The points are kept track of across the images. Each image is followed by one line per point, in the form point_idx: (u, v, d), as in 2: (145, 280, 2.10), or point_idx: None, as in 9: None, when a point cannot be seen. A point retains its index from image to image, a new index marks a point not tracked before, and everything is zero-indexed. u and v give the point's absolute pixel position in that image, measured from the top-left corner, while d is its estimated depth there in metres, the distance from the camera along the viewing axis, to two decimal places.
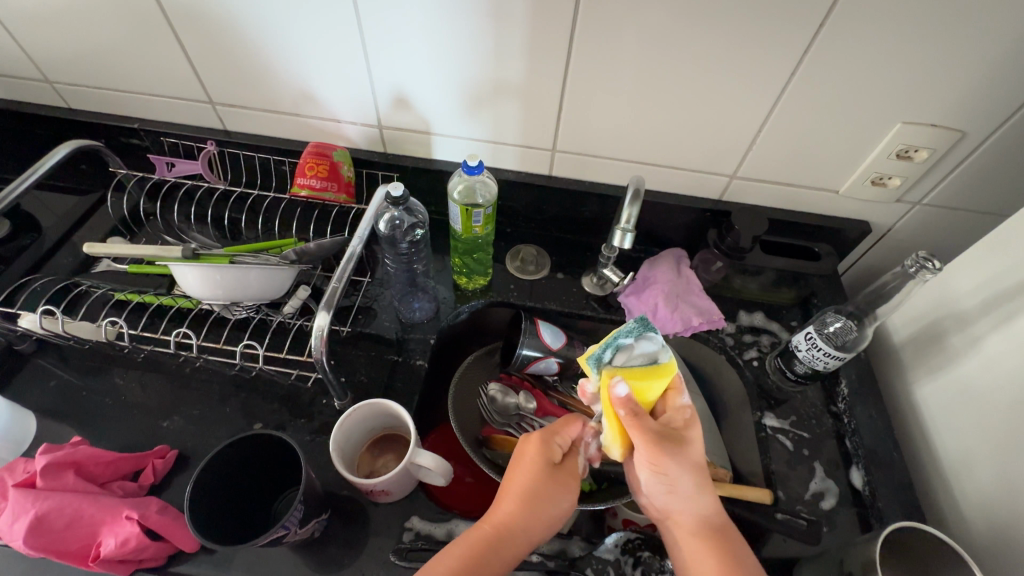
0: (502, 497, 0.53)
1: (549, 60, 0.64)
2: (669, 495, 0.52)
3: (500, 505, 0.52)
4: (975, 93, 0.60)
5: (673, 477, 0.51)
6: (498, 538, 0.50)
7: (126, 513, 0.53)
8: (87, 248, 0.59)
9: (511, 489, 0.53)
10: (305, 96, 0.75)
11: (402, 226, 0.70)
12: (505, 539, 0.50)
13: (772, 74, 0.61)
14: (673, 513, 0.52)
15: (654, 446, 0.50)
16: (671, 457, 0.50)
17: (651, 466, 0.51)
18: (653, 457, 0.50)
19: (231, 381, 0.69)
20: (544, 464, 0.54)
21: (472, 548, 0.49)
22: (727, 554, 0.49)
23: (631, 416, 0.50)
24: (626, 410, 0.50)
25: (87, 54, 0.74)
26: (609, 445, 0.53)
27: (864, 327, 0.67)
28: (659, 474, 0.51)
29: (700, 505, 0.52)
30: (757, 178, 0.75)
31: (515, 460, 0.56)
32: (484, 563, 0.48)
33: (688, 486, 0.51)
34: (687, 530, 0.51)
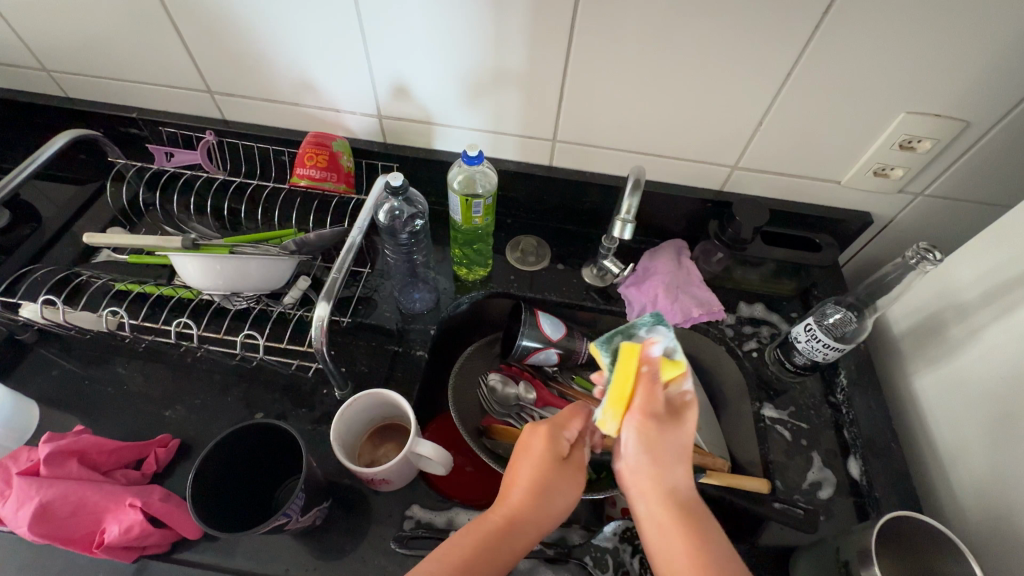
0: (508, 488, 0.53)
1: (551, 48, 0.63)
2: (645, 465, 0.50)
3: (507, 498, 0.52)
4: (981, 83, 0.59)
5: (656, 444, 0.50)
6: (504, 529, 0.50)
7: (129, 500, 0.54)
8: (86, 237, 0.60)
9: (517, 482, 0.52)
10: (305, 85, 0.74)
11: (402, 217, 0.70)
12: (515, 532, 0.50)
13: (774, 65, 0.61)
14: (646, 483, 0.50)
15: (649, 408, 0.50)
16: (658, 426, 0.50)
17: (639, 430, 0.50)
18: (647, 419, 0.50)
19: (233, 371, 0.69)
20: (551, 457, 0.53)
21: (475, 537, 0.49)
22: (697, 535, 0.47)
23: (653, 372, 0.50)
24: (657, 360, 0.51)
25: (84, 42, 0.74)
26: (602, 419, 0.51)
27: (864, 318, 0.67)
28: (642, 442, 0.50)
29: (674, 478, 0.50)
30: (760, 169, 0.74)
31: (519, 451, 0.55)
32: (492, 557, 0.48)
33: (669, 458, 0.50)
34: (657, 502, 0.49)
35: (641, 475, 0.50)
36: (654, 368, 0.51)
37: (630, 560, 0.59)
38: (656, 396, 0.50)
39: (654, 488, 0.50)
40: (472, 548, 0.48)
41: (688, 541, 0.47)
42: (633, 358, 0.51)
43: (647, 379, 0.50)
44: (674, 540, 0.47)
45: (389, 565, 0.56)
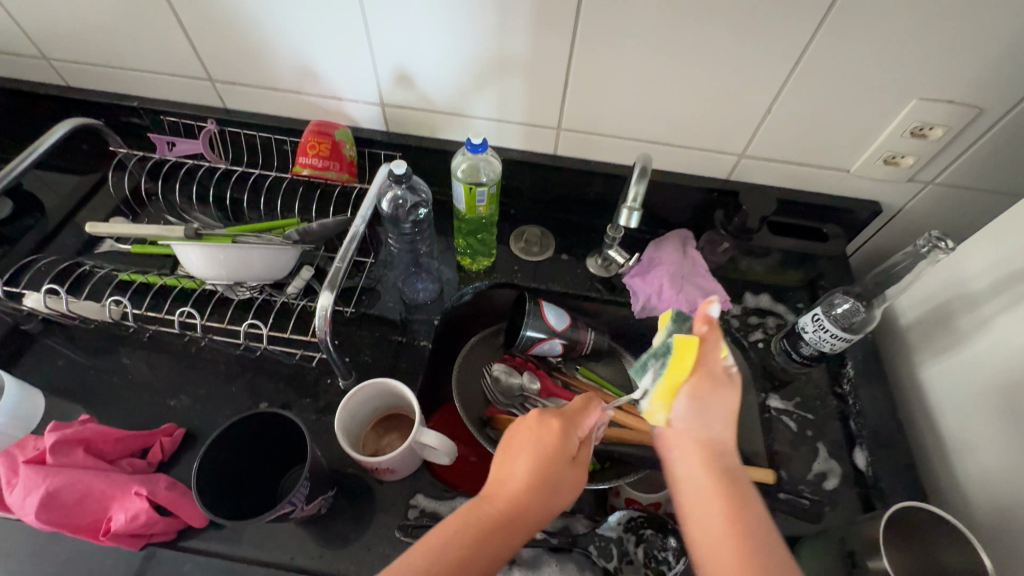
0: (508, 479, 0.48)
1: (556, 34, 0.62)
2: (693, 427, 0.47)
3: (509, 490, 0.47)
4: (996, 68, 0.58)
5: (703, 403, 0.47)
6: (502, 524, 0.45)
7: (135, 489, 0.54)
8: (88, 227, 0.60)
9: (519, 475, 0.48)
10: (306, 72, 0.73)
11: (405, 206, 0.69)
12: (513, 526, 0.45)
13: (783, 51, 0.60)
14: (688, 444, 0.47)
15: (707, 372, 0.47)
16: (711, 383, 0.47)
17: (693, 393, 0.47)
18: (701, 381, 0.47)
19: (237, 361, 0.69)
20: (561, 455, 0.49)
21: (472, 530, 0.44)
22: (738, 502, 0.44)
23: (713, 333, 0.47)
24: (712, 325, 0.48)
25: (84, 29, 0.73)
26: (651, 410, 0.48)
27: (873, 307, 0.66)
28: (695, 404, 0.47)
29: (721, 443, 0.47)
30: (767, 157, 0.73)
31: (522, 439, 0.51)
32: (485, 549, 0.44)
33: (715, 418, 0.47)
34: (698, 464, 0.46)
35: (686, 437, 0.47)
36: (710, 339, 0.47)
37: (634, 550, 0.58)
38: (713, 357, 0.47)
39: (698, 452, 0.46)
40: (468, 543, 0.44)
41: (731, 510, 0.43)
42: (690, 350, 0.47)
43: (705, 357, 0.47)
44: (715, 505, 0.44)
45: (394, 554, 0.56)
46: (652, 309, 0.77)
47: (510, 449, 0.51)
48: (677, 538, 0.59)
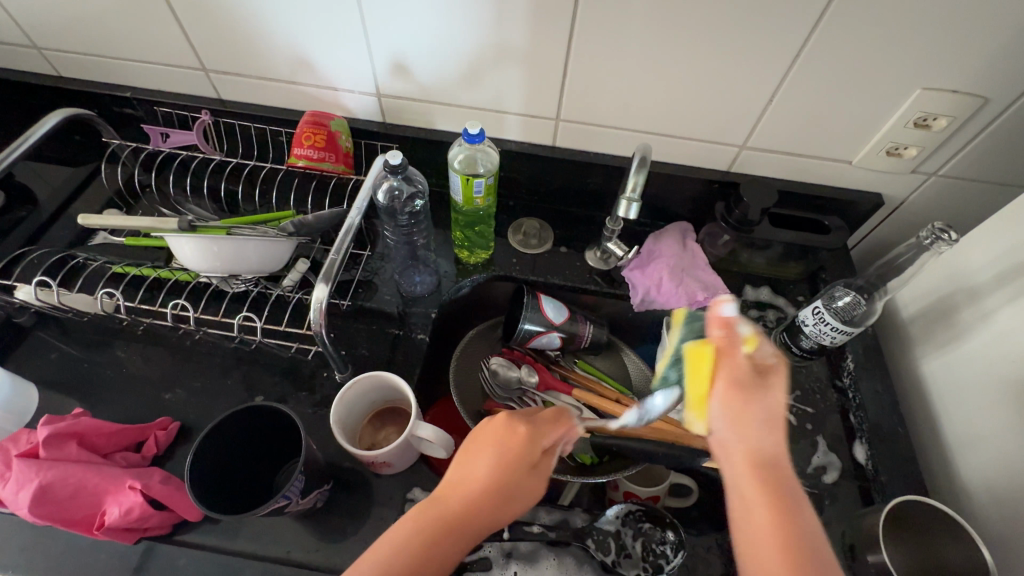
0: (465, 483, 0.47)
1: (555, 22, 0.61)
2: (735, 435, 0.39)
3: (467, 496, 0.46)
4: (1002, 57, 0.57)
5: (742, 415, 0.39)
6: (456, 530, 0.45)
7: (129, 483, 0.53)
8: (80, 218, 0.60)
9: (479, 481, 0.47)
10: (301, 62, 0.72)
11: (402, 196, 0.68)
12: (460, 526, 0.45)
13: (785, 40, 0.59)
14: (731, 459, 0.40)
15: (734, 377, 0.40)
16: (744, 394, 0.39)
17: (725, 403, 0.40)
18: (733, 394, 0.40)
19: (232, 354, 0.69)
20: (522, 463, 0.48)
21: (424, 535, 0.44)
22: (792, 522, 0.36)
23: (728, 334, 0.41)
24: (728, 329, 0.41)
25: (74, 18, 0.72)
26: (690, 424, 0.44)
27: (874, 301, 0.66)
28: (732, 413, 0.40)
29: (770, 452, 0.39)
30: (768, 149, 0.72)
31: (485, 441, 0.49)
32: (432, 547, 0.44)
33: (759, 426, 0.39)
34: (741, 473, 0.39)
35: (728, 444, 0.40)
36: (727, 344, 0.41)
37: (632, 544, 0.58)
38: (738, 364, 0.40)
39: (741, 459, 0.39)
40: (411, 544, 0.43)
41: (780, 524, 0.36)
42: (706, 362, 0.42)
43: (724, 365, 0.41)
44: (760, 524, 0.36)
45: None
46: (650, 302, 0.76)
47: (471, 451, 0.49)
48: (676, 532, 0.58)
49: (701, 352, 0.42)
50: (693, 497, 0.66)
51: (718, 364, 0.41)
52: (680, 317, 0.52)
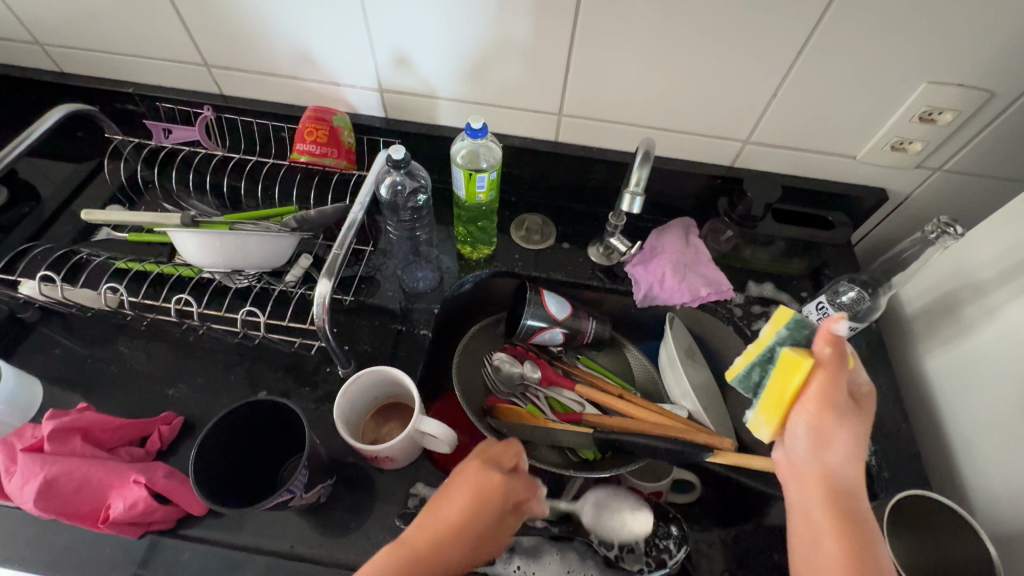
0: (422, 537, 0.44)
1: (558, 16, 0.61)
2: (814, 458, 0.45)
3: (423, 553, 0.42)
4: (1008, 51, 0.56)
5: (825, 436, 0.45)
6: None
7: (133, 477, 0.54)
8: (83, 214, 0.60)
9: (438, 537, 0.43)
10: (303, 57, 0.72)
11: (404, 192, 0.68)
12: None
13: (789, 33, 0.58)
14: (805, 474, 0.46)
15: (828, 399, 0.44)
16: (834, 417, 0.44)
17: (812, 422, 0.45)
18: (821, 411, 0.44)
19: (235, 350, 0.69)
20: (490, 519, 0.45)
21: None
22: (856, 544, 0.43)
23: (838, 354, 0.43)
24: (836, 350, 0.43)
25: (76, 13, 0.72)
26: (756, 423, 0.49)
27: (878, 296, 0.65)
28: (816, 433, 0.45)
29: (843, 479, 0.45)
30: (772, 144, 0.72)
31: (452, 489, 0.46)
32: None
33: (836, 452, 0.45)
34: (814, 496, 0.45)
35: (804, 467, 0.46)
36: (833, 365, 0.44)
37: (635, 539, 0.57)
38: (838, 386, 0.44)
39: (814, 486, 0.45)
40: None
41: (844, 550, 0.42)
42: (801, 375, 0.44)
43: (822, 384, 0.44)
44: (826, 539, 0.43)
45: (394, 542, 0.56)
46: (653, 298, 0.76)
47: (436, 498, 0.46)
48: (679, 527, 0.58)
49: (802, 366, 0.44)
50: (696, 492, 0.66)
51: (814, 381, 0.44)
52: (781, 316, 0.48)
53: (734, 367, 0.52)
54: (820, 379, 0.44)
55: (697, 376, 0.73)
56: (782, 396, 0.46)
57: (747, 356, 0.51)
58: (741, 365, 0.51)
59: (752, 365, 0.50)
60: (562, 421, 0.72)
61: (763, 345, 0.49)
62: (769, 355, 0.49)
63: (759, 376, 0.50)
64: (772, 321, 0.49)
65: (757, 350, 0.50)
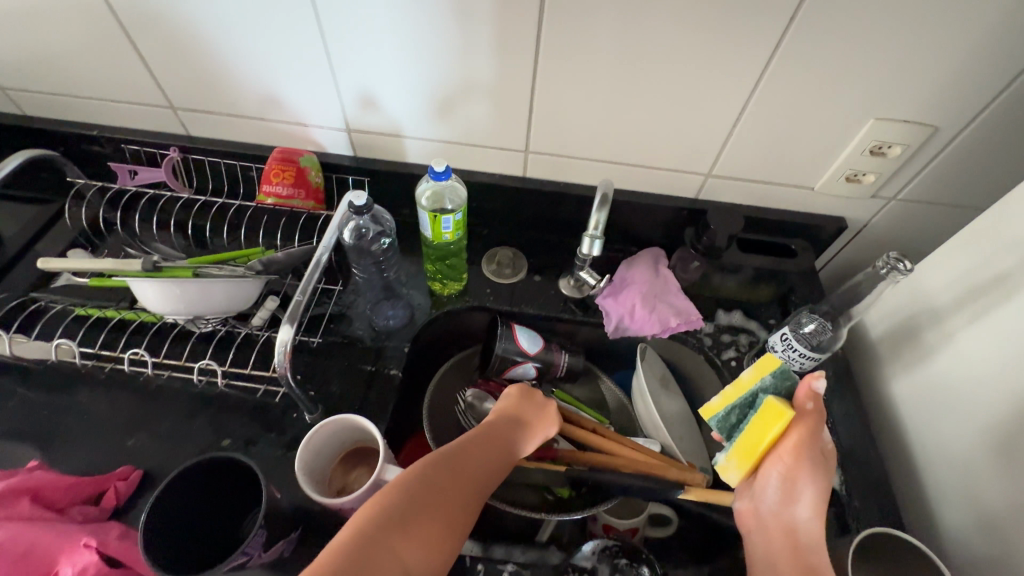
0: (502, 433, 0.56)
1: (517, 59, 0.63)
2: (780, 509, 0.51)
3: (496, 439, 0.55)
4: (947, 89, 0.59)
5: (794, 485, 0.50)
6: (486, 471, 0.52)
7: (84, 541, 0.52)
8: (40, 263, 0.61)
9: (490, 429, 0.56)
10: (270, 99, 0.72)
11: (369, 235, 0.71)
12: (486, 447, 0.54)
13: (740, 73, 0.61)
14: (770, 527, 0.51)
15: (802, 450, 0.50)
16: (806, 467, 0.50)
17: (784, 471, 0.51)
18: (795, 461, 0.50)
19: (197, 397, 0.66)
20: (531, 412, 0.60)
21: (463, 467, 0.50)
22: None
23: (819, 410, 0.51)
24: (815, 404, 0.51)
25: (40, 59, 0.71)
26: (728, 466, 0.54)
27: (839, 326, 0.66)
28: (787, 484, 0.51)
29: (806, 533, 0.50)
30: (733, 176, 0.74)
31: (530, 409, 0.61)
32: (458, 461, 0.51)
33: (801, 505, 0.50)
34: (781, 548, 0.50)
35: (771, 520, 0.52)
36: (812, 418, 0.51)
37: None
38: (815, 438, 0.50)
39: (779, 536, 0.51)
40: (440, 464, 0.49)
41: None
42: (781, 425, 0.50)
43: (799, 435, 0.50)
44: None
45: None
46: (624, 329, 0.77)
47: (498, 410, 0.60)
48: (652, 568, 0.56)
49: (784, 417, 0.50)
50: (673, 525, 0.67)
51: (792, 432, 0.50)
52: (768, 364, 0.53)
53: (710, 406, 0.55)
54: (799, 431, 0.50)
55: (671, 408, 0.73)
56: (759, 442, 0.52)
57: (725, 398, 0.54)
58: (718, 406, 0.55)
59: (731, 408, 0.54)
60: (538, 458, 0.65)
61: (744, 390, 0.53)
62: (749, 400, 0.53)
63: (736, 419, 0.54)
64: (756, 368, 0.53)
65: (738, 394, 0.54)
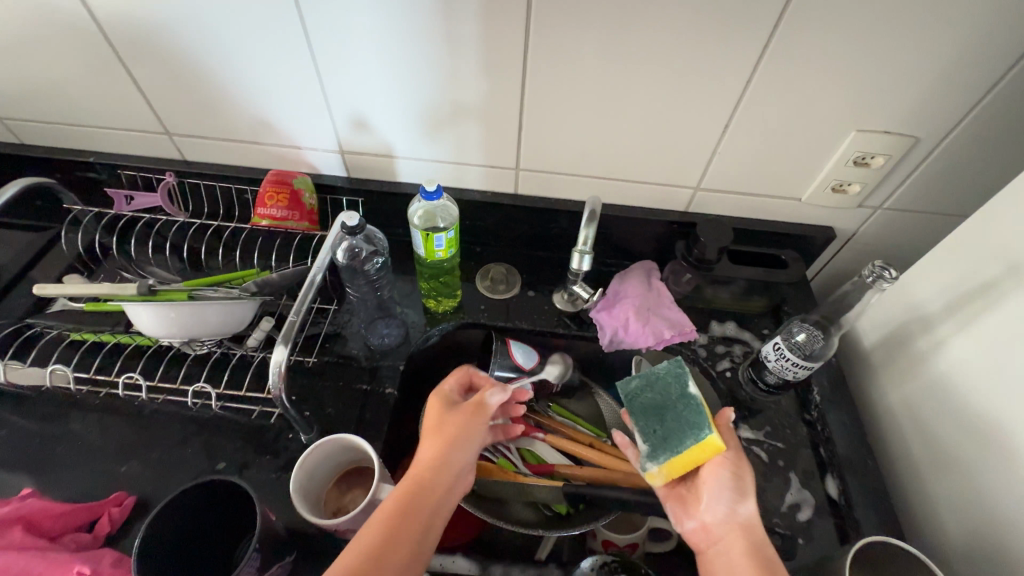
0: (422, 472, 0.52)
1: (507, 79, 0.64)
2: (732, 508, 0.51)
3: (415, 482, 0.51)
4: (925, 102, 0.61)
5: (740, 479, 0.53)
6: (407, 520, 0.48)
7: (76, 568, 0.51)
8: (35, 289, 0.61)
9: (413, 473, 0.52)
10: (264, 123, 0.74)
11: (361, 255, 0.72)
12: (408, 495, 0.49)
13: (721, 90, 0.62)
14: (723, 532, 0.51)
15: (736, 452, 0.54)
16: (742, 462, 0.54)
17: (732, 466, 0.53)
18: (737, 456, 0.54)
19: (192, 421, 0.66)
20: (437, 428, 0.55)
21: (384, 529, 0.46)
22: None
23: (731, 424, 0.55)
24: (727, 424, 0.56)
25: (37, 88, 0.73)
26: (659, 471, 0.55)
27: (830, 335, 0.67)
28: (736, 481, 0.52)
29: (756, 531, 0.50)
30: (722, 189, 0.75)
31: (440, 424, 0.56)
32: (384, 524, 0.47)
33: (746, 500, 0.52)
34: (737, 551, 0.49)
35: (723, 524, 0.51)
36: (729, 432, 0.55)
37: None
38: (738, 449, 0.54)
39: (735, 536, 0.50)
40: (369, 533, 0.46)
41: None
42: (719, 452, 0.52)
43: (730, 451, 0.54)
44: None
45: None
46: (619, 343, 0.77)
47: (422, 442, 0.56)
48: None
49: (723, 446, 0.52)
50: (673, 540, 0.66)
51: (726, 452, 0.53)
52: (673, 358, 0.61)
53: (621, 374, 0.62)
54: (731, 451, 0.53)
55: None
56: (692, 457, 0.53)
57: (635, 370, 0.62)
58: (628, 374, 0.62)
59: (639, 379, 0.60)
60: (535, 475, 0.69)
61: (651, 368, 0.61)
62: (651, 376, 0.60)
63: (641, 394, 0.59)
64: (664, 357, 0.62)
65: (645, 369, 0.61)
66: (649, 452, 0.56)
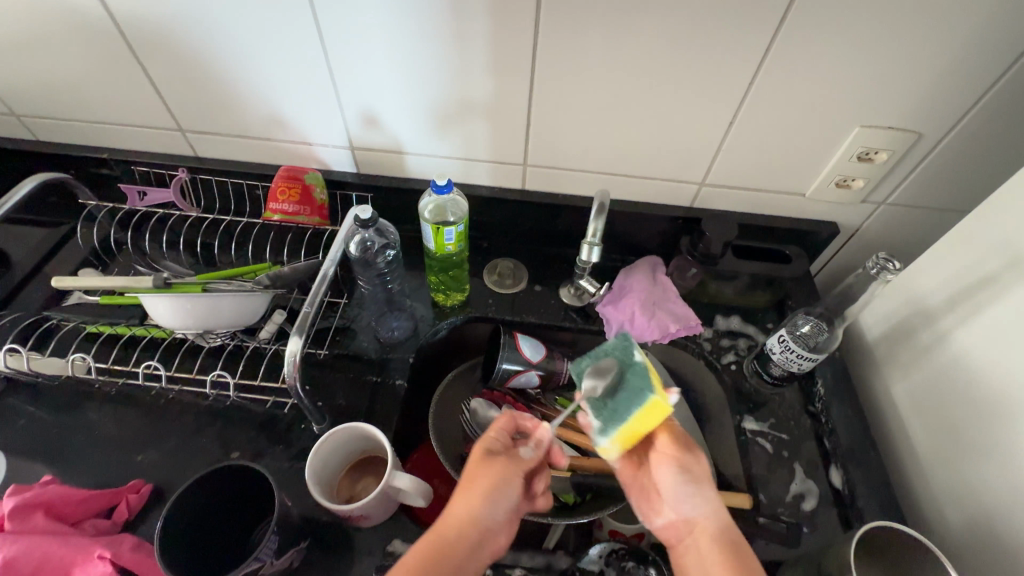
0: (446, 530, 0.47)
1: (516, 77, 0.65)
2: (685, 496, 0.51)
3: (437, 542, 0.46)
4: (928, 98, 0.62)
5: (684, 467, 0.53)
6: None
7: (97, 552, 0.52)
8: (55, 282, 0.62)
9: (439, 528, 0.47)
10: (276, 120, 0.75)
11: (373, 248, 0.72)
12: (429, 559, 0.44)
13: (726, 87, 0.63)
14: (682, 523, 0.51)
15: (674, 442, 0.54)
16: (683, 449, 0.54)
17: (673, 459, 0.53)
18: (673, 450, 0.54)
19: (206, 411, 0.68)
20: (472, 479, 0.50)
21: None
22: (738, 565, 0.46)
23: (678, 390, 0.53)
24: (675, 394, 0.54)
25: (53, 85, 0.74)
26: (609, 446, 0.53)
27: (835, 327, 0.69)
28: (682, 472, 0.52)
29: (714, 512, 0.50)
30: (727, 185, 0.76)
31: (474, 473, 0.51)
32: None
33: (697, 484, 0.52)
34: (704, 544, 0.48)
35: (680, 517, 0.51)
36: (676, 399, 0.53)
37: None
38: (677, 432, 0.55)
39: (693, 525, 0.50)
40: None
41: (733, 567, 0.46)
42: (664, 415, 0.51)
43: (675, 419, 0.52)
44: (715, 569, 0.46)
45: None
46: None
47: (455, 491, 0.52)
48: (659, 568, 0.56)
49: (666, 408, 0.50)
50: None
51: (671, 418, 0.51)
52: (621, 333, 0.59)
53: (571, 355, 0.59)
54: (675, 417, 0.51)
55: None
56: (639, 423, 0.51)
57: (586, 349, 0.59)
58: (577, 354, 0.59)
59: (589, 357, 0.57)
60: None
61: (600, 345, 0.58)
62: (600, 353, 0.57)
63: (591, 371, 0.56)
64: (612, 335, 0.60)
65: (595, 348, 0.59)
66: (600, 428, 0.53)
